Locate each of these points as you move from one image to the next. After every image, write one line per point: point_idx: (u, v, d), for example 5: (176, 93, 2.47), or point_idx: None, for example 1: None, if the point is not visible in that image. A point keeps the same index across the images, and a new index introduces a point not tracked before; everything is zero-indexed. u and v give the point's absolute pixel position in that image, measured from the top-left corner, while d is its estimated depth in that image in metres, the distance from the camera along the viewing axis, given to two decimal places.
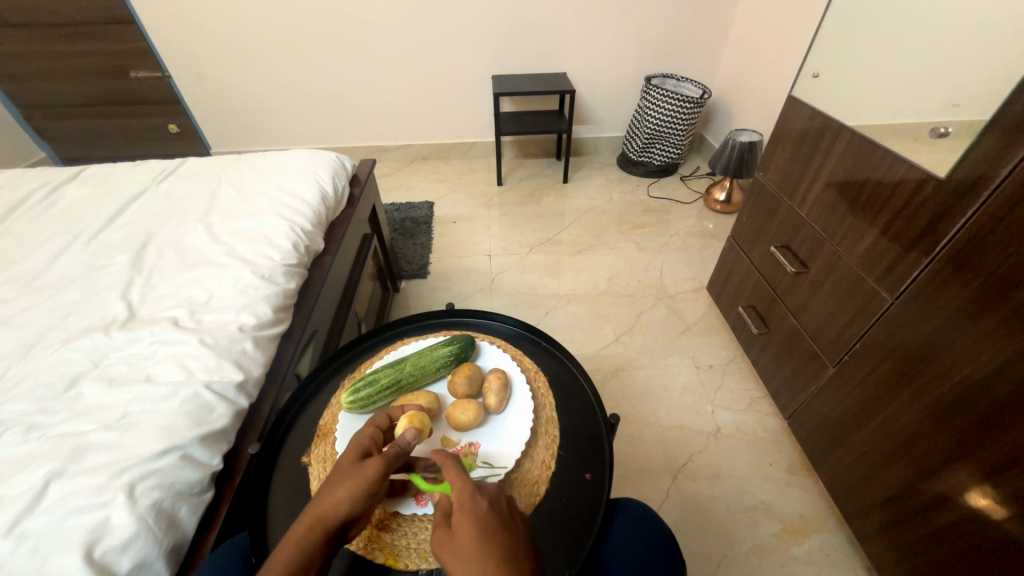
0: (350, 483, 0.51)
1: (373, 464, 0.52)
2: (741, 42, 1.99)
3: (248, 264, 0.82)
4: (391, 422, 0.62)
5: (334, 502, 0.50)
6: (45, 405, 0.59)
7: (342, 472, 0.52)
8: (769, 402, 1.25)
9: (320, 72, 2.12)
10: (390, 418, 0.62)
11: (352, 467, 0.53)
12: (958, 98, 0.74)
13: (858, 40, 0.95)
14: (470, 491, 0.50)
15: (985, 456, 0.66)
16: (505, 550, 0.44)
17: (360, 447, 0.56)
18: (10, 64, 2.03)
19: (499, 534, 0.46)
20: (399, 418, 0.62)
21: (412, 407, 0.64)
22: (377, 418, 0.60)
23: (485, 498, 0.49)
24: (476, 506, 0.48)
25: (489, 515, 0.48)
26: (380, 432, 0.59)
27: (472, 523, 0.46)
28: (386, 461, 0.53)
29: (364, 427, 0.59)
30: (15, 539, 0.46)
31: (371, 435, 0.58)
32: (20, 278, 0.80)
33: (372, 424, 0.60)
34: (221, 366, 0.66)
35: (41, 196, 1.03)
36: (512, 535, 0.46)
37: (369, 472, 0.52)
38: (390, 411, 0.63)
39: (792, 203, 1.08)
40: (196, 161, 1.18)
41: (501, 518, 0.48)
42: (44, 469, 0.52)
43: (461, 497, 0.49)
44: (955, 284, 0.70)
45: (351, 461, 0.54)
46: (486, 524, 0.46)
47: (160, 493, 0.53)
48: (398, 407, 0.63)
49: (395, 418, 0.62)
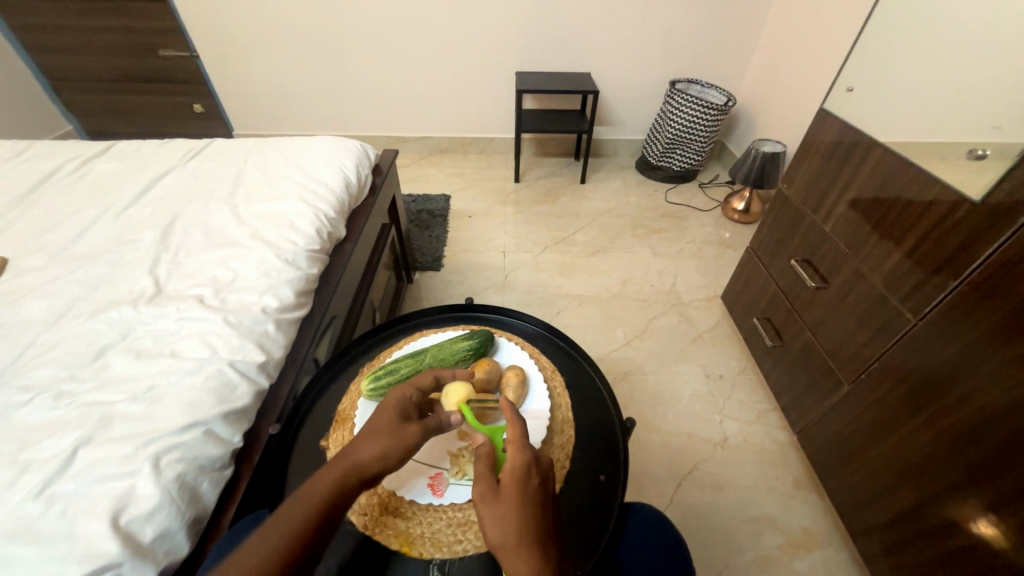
0: (392, 441, 0.52)
1: (415, 430, 0.55)
2: (769, 52, 1.96)
3: (272, 247, 0.84)
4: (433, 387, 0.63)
5: (372, 455, 0.51)
6: (73, 373, 0.61)
7: (383, 427, 0.54)
8: (778, 415, 1.24)
9: (345, 59, 2.13)
10: (437, 382, 0.63)
11: (394, 425, 0.54)
12: (999, 120, 0.73)
13: (897, 56, 0.94)
14: (525, 461, 0.52)
15: (997, 486, 0.66)
16: (540, 526, 0.48)
17: (401, 407, 0.57)
18: (44, 37, 2.07)
19: (540, 510, 0.49)
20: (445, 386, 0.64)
21: (464, 376, 0.65)
22: (418, 381, 0.61)
23: (537, 474, 0.52)
24: (526, 481, 0.51)
25: (533, 493, 0.50)
26: (420, 395, 0.60)
27: (520, 497, 0.49)
28: (424, 431, 0.56)
29: (405, 388, 0.60)
30: (45, 502, 0.48)
31: (410, 398, 0.59)
32: (50, 248, 0.82)
33: (412, 386, 0.61)
34: (244, 346, 0.67)
35: (71, 169, 1.05)
36: (547, 513, 0.50)
37: (410, 436, 0.54)
38: (438, 373, 0.64)
39: (817, 217, 1.07)
40: (223, 142, 1.19)
41: (542, 496, 0.51)
42: (74, 436, 0.53)
43: (512, 465, 0.51)
44: (980, 310, 0.69)
45: (392, 419, 0.55)
46: (529, 498, 0.50)
47: (183, 467, 0.54)
48: (450, 370, 0.65)
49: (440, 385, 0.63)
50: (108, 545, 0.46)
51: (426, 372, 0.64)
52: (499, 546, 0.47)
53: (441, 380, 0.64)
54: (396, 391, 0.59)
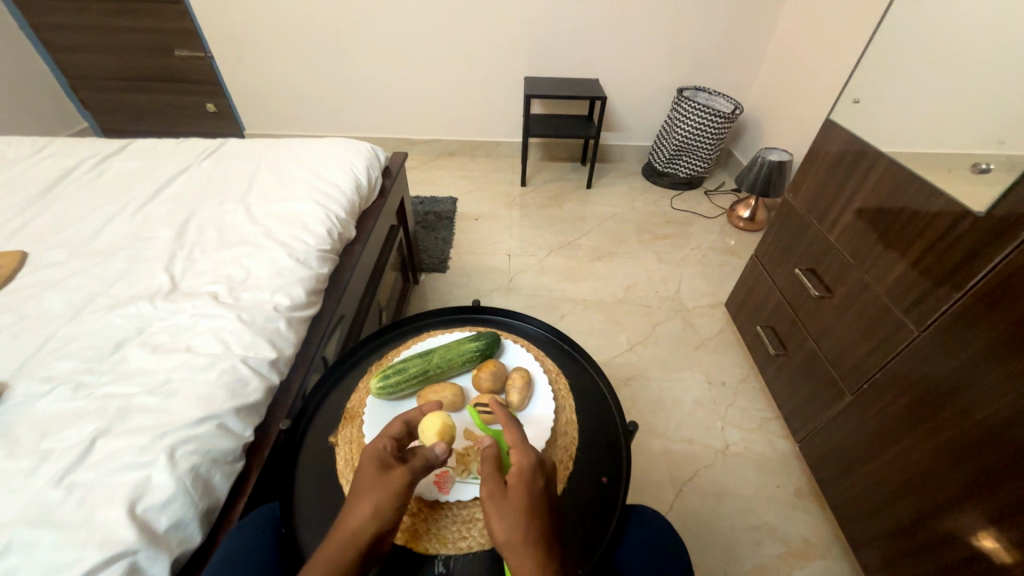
0: (379, 497, 0.53)
1: (399, 476, 0.55)
2: (777, 61, 1.97)
3: (284, 246, 0.85)
4: (407, 429, 0.62)
5: (364, 518, 0.52)
6: (92, 366, 0.63)
7: (368, 486, 0.54)
8: (780, 424, 1.24)
9: (356, 61, 2.16)
10: (408, 426, 0.62)
11: (379, 481, 0.54)
12: (1005, 135, 0.74)
13: (905, 69, 0.95)
14: (530, 462, 0.53)
15: (996, 498, 0.66)
16: (545, 525, 0.50)
17: (379, 460, 0.56)
18: (64, 35, 2.11)
19: (544, 509, 0.51)
20: (420, 423, 0.63)
21: (433, 408, 0.64)
22: (390, 430, 0.60)
23: (540, 474, 0.53)
24: (532, 481, 0.52)
25: (539, 493, 0.52)
26: (397, 442, 0.59)
27: (526, 497, 0.51)
28: (412, 472, 0.56)
29: (379, 438, 0.59)
30: (64, 489, 0.50)
31: (388, 445, 0.58)
32: (70, 243, 0.84)
33: (386, 435, 0.59)
34: (256, 343, 0.69)
35: (89, 166, 1.08)
36: (550, 512, 0.51)
37: (396, 483, 0.54)
38: (407, 418, 0.63)
39: (822, 227, 1.08)
40: (237, 142, 1.22)
41: (547, 495, 0.52)
42: (93, 426, 0.55)
43: (519, 467, 0.53)
44: (984, 322, 0.70)
45: (375, 475, 0.54)
46: (535, 499, 0.51)
47: (198, 459, 0.55)
48: (417, 409, 0.64)
49: (415, 424, 0.63)
50: (125, 533, 0.47)
51: (393, 420, 0.62)
52: (506, 542, 0.49)
53: (412, 423, 0.62)
54: (371, 442, 0.58)
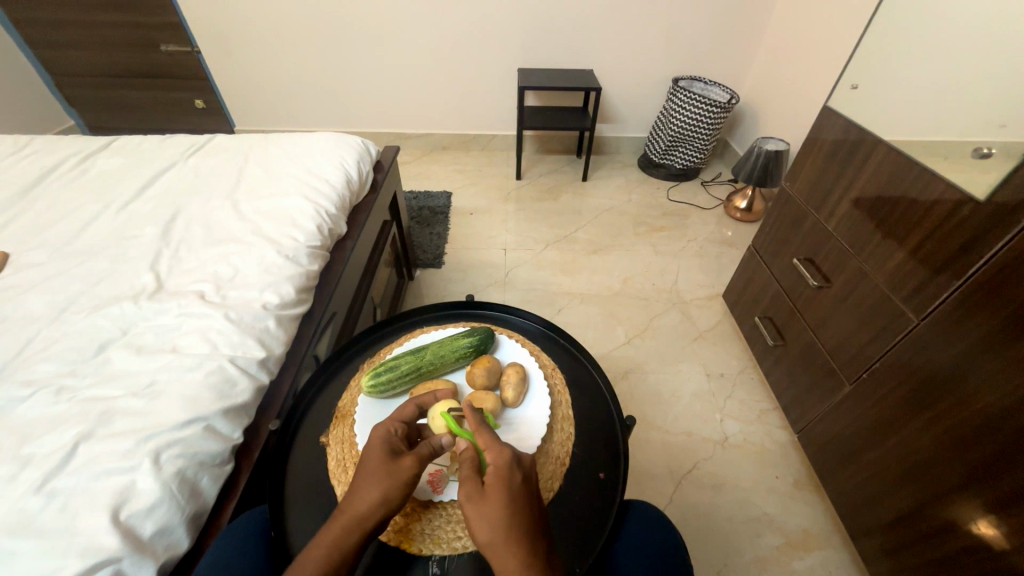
0: (387, 481, 0.51)
1: (409, 462, 0.53)
2: (774, 49, 1.94)
3: (273, 243, 0.83)
4: (418, 415, 0.61)
5: (370, 502, 0.50)
6: (75, 368, 0.61)
7: (373, 469, 0.52)
8: (779, 415, 1.24)
9: (346, 55, 2.12)
10: (420, 410, 0.61)
11: (384, 465, 0.53)
12: (1005, 118, 0.73)
13: (904, 53, 0.93)
14: (507, 459, 0.52)
15: (997, 487, 0.66)
16: (529, 520, 0.48)
17: (388, 444, 0.55)
18: (47, 31, 2.07)
19: (526, 508, 0.49)
20: (432, 407, 0.62)
21: (445, 397, 0.64)
22: (403, 414, 0.60)
23: (519, 470, 0.52)
24: (509, 477, 0.51)
25: (519, 491, 0.50)
26: (407, 427, 0.59)
27: (507, 496, 0.49)
28: (419, 460, 0.54)
29: (390, 422, 0.58)
30: (46, 496, 0.48)
31: (397, 430, 0.57)
32: (52, 243, 0.82)
33: (397, 419, 0.59)
34: (244, 342, 0.67)
35: (73, 164, 1.06)
36: (533, 508, 0.50)
37: (405, 471, 0.53)
38: (420, 400, 0.62)
39: (820, 216, 1.07)
40: (225, 137, 1.19)
41: (528, 494, 0.50)
42: (75, 431, 0.53)
43: (501, 465, 0.51)
44: (985, 311, 0.68)
45: (382, 458, 0.53)
46: (516, 496, 0.49)
47: (183, 462, 0.54)
48: (431, 394, 0.63)
49: (427, 407, 0.62)
50: (108, 540, 0.46)
51: (407, 402, 0.62)
52: (488, 544, 0.47)
53: (424, 406, 0.62)
54: (381, 427, 0.57)
